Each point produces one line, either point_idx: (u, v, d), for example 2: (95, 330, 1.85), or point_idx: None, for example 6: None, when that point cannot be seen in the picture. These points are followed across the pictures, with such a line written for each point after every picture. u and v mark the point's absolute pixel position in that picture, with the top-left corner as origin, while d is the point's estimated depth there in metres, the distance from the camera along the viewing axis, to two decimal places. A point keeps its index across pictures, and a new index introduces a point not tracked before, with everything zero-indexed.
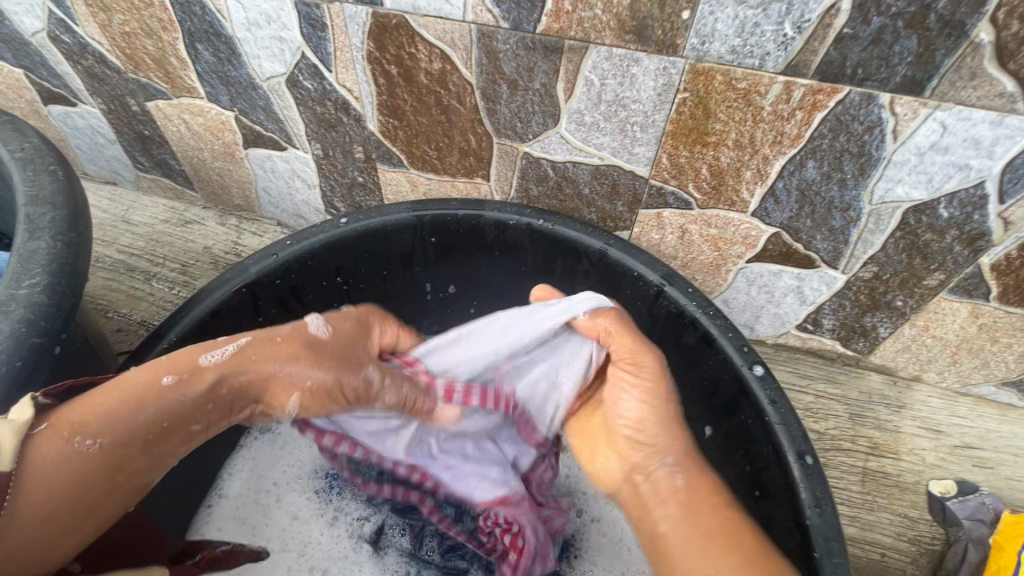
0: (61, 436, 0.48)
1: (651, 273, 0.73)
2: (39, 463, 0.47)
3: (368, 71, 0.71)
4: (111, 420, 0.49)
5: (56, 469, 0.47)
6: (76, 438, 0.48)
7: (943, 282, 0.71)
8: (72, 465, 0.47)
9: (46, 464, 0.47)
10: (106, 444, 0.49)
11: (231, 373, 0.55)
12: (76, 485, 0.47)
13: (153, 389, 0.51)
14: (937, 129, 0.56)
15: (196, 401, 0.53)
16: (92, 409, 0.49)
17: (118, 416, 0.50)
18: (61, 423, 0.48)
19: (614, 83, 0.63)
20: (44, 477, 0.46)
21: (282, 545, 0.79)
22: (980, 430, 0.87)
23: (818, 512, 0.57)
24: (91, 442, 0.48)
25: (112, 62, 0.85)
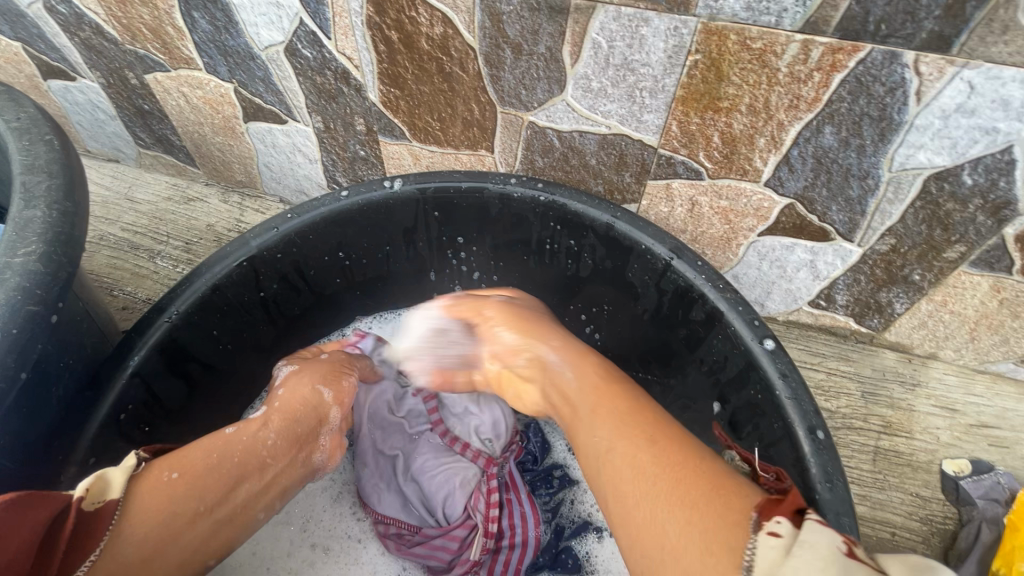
0: (156, 475, 0.54)
1: (659, 246, 0.70)
2: (138, 496, 0.52)
3: (367, 37, 0.69)
4: (194, 457, 0.56)
5: (151, 499, 0.52)
6: (165, 473, 0.54)
7: (964, 255, 0.69)
8: (163, 492, 0.53)
9: (146, 499, 0.52)
10: (191, 476, 0.55)
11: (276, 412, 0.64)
12: (169, 511, 0.52)
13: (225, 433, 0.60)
14: (964, 89, 0.53)
15: (263, 434, 0.61)
16: (185, 452, 0.57)
17: (199, 458, 0.56)
18: (159, 464, 0.55)
19: (622, 45, 0.60)
20: (144, 506, 0.52)
21: (288, 517, 0.79)
22: (998, 409, 0.84)
23: (829, 487, 0.56)
24: (177, 475, 0.54)
25: (109, 33, 0.83)
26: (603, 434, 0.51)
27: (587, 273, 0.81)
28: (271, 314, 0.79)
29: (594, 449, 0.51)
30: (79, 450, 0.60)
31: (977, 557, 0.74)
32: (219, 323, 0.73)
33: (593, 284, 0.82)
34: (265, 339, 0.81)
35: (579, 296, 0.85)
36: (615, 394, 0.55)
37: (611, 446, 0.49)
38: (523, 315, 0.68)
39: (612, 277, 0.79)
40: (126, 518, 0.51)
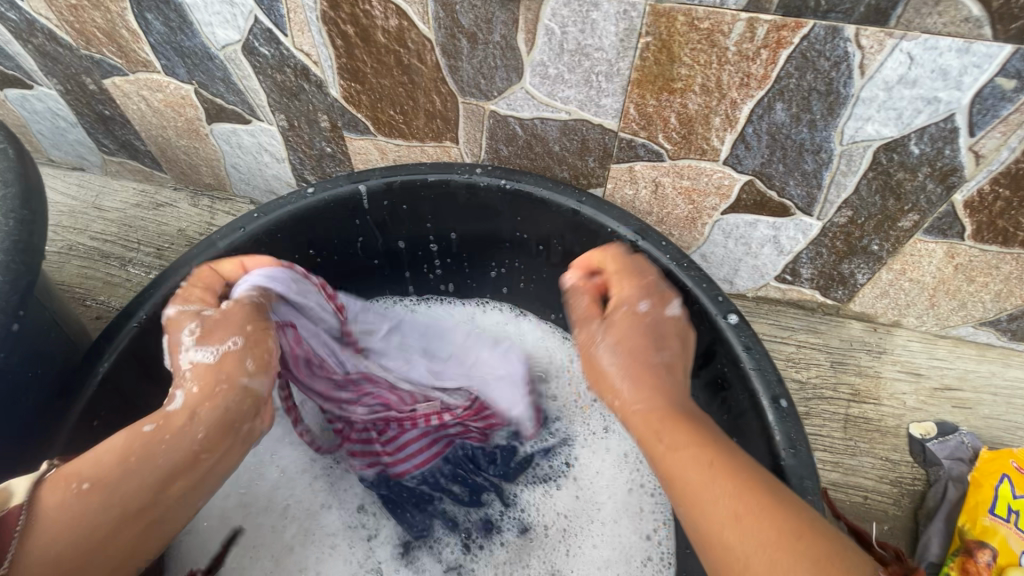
0: (60, 485, 0.48)
1: (624, 228, 0.72)
2: (49, 502, 0.47)
3: (324, 32, 0.69)
4: (101, 460, 0.49)
5: (62, 515, 0.46)
6: (74, 483, 0.48)
7: (917, 223, 0.71)
8: (73, 505, 0.47)
9: (50, 505, 0.47)
10: (104, 484, 0.48)
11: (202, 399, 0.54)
12: (85, 523, 0.47)
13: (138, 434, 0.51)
14: (904, 60, 0.55)
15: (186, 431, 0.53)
16: (86, 459, 0.50)
17: (109, 462, 0.49)
18: (60, 476, 0.49)
19: (575, 30, 0.61)
20: (50, 508, 0.47)
21: (266, 505, 0.77)
22: (959, 371, 0.87)
23: (792, 453, 0.58)
24: (87, 486, 0.48)
25: (62, 39, 0.82)
26: (676, 441, 0.50)
27: (558, 258, 0.82)
28: None
29: (659, 433, 0.51)
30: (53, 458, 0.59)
31: (943, 515, 0.76)
32: None
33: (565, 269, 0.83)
34: None
35: (552, 282, 0.86)
36: (703, 433, 0.50)
37: (664, 450, 0.50)
38: (642, 345, 0.58)
39: None
40: (35, 527, 0.46)
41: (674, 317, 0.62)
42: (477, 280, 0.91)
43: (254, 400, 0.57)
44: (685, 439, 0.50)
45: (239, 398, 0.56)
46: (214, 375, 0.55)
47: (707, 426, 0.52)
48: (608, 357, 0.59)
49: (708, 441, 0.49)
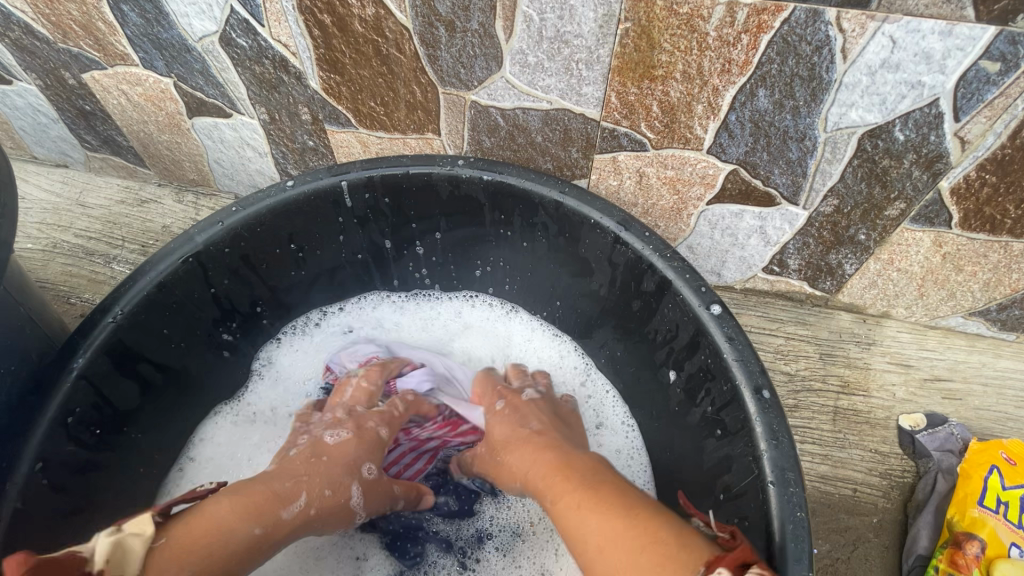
0: (175, 567, 0.50)
1: (607, 219, 0.71)
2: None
3: (300, 22, 0.68)
4: (207, 554, 0.52)
5: None
6: (186, 567, 0.50)
7: (904, 212, 0.70)
8: None
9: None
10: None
11: (310, 517, 0.60)
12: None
13: (249, 538, 0.55)
14: (887, 44, 0.54)
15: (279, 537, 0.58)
16: (193, 543, 0.52)
17: (209, 558, 0.52)
18: (168, 553, 0.50)
19: (553, 17, 0.60)
20: None
21: None
22: (950, 362, 0.87)
23: (774, 444, 0.57)
24: None
25: (39, 32, 0.81)
26: (548, 495, 0.58)
27: (543, 251, 0.81)
28: (224, 310, 0.78)
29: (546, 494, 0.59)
30: (26, 454, 0.58)
31: (933, 507, 0.75)
32: (169, 321, 0.72)
33: (550, 263, 0.82)
34: (219, 332, 0.80)
35: (537, 276, 0.85)
36: (577, 480, 0.56)
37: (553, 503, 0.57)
38: (515, 423, 0.69)
39: (566, 254, 0.79)
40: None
41: (528, 396, 0.74)
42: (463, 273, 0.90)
43: (347, 515, 0.64)
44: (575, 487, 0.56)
45: (337, 515, 0.63)
46: (323, 483, 0.62)
47: (583, 466, 0.59)
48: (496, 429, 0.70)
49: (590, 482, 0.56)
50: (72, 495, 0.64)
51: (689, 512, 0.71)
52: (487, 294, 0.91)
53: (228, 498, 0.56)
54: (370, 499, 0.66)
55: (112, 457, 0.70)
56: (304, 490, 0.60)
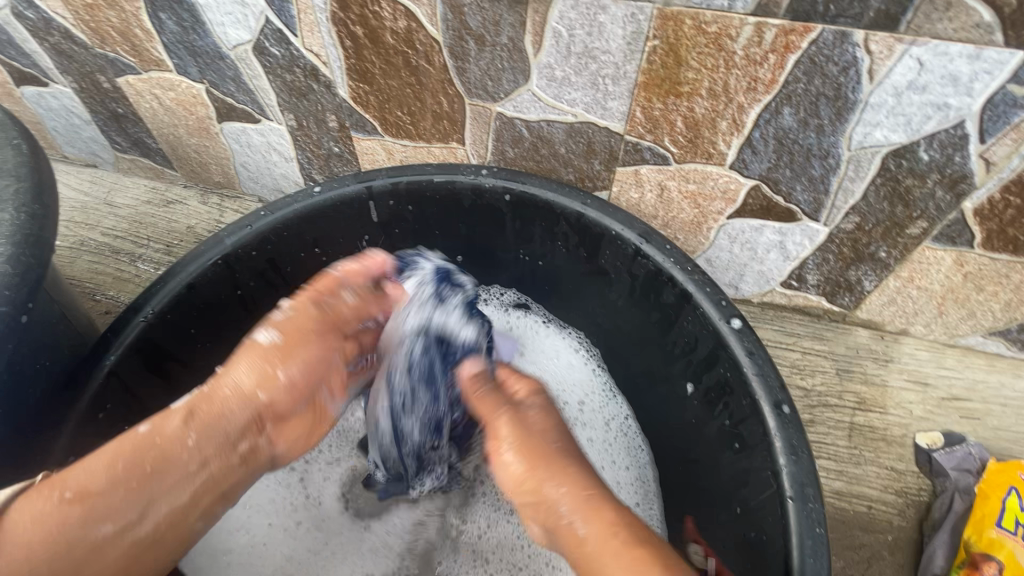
0: (43, 495, 0.50)
1: (628, 231, 0.71)
2: (20, 512, 0.49)
3: (333, 33, 0.70)
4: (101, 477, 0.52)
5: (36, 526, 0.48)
6: (55, 491, 0.50)
7: (926, 230, 0.70)
8: (50, 518, 0.49)
9: (28, 516, 0.49)
10: (86, 493, 0.51)
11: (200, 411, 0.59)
12: (63, 531, 0.49)
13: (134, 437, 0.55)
14: (914, 66, 0.54)
15: (172, 435, 0.56)
16: (81, 466, 0.52)
17: (98, 467, 0.52)
18: (46, 482, 0.51)
19: (582, 33, 0.61)
20: (24, 517, 0.49)
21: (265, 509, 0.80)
22: (968, 381, 0.86)
23: (793, 459, 0.57)
24: (69, 494, 0.50)
25: (78, 37, 0.83)
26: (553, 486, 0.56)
27: (561, 260, 0.82)
28: (249, 311, 0.80)
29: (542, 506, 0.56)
30: (59, 449, 0.60)
31: (949, 526, 0.75)
32: (196, 321, 0.73)
33: (568, 270, 0.83)
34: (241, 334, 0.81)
35: (554, 286, 0.87)
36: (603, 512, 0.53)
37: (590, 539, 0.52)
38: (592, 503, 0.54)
39: (586, 264, 0.80)
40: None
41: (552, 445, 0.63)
42: (480, 289, 0.93)
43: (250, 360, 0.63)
44: (603, 510, 0.53)
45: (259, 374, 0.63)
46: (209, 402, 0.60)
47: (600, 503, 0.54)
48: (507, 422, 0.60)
49: (626, 522, 0.52)
50: None
51: (697, 499, 0.73)
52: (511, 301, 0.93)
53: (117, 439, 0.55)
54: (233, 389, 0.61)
55: None
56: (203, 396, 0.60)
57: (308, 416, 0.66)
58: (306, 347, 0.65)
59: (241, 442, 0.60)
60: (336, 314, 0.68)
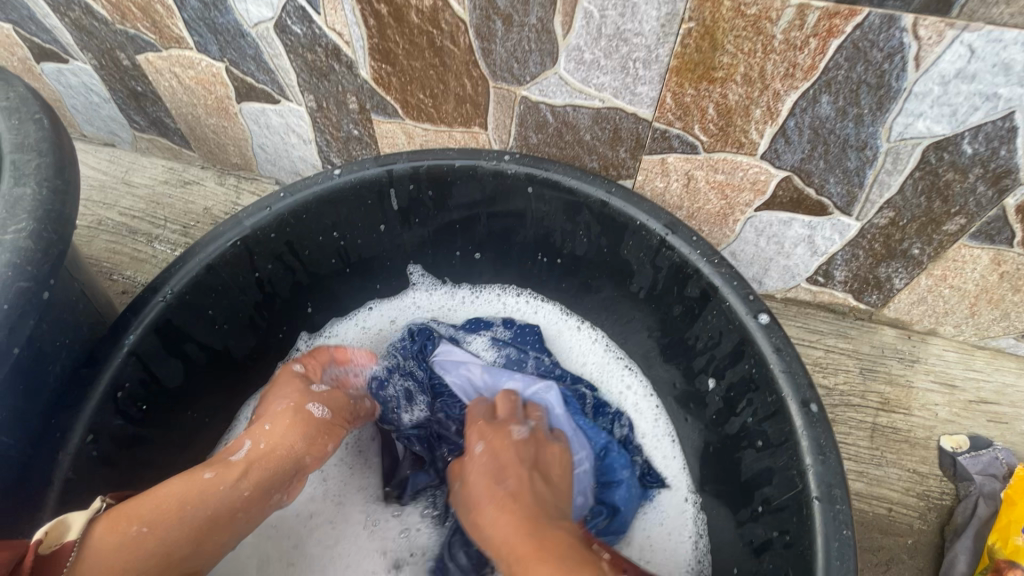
0: (119, 528, 0.55)
1: (653, 222, 0.69)
2: (99, 535, 0.54)
3: (357, 11, 0.68)
4: (164, 517, 0.56)
5: (112, 554, 0.53)
6: (132, 526, 0.55)
7: (964, 227, 0.68)
8: (128, 549, 0.54)
9: (104, 546, 0.53)
10: (158, 529, 0.56)
11: (258, 461, 0.64)
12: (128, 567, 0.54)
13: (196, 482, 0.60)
14: (964, 53, 0.52)
15: (232, 490, 0.61)
16: (146, 502, 0.57)
17: (168, 508, 0.57)
18: (118, 513, 0.56)
19: (614, 14, 0.59)
20: (102, 545, 0.53)
21: None
22: (997, 384, 0.84)
23: (821, 459, 0.56)
24: (144, 529, 0.55)
25: (98, 13, 0.82)
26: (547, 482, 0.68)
27: (582, 250, 0.80)
28: (265, 294, 0.79)
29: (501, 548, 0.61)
30: (78, 426, 0.60)
31: (973, 531, 0.74)
32: (214, 303, 0.73)
33: (589, 261, 0.81)
34: (259, 318, 0.80)
35: (574, 279, 0.86)
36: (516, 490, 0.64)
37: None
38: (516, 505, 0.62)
39: (608, 255, 0.78)
40: (82, 558, 0.52)
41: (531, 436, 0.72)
42: (496, 287, 0.92)
43: (301, 414, 0.69)
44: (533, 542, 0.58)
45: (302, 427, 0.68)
46: (263, 455, 0.65)
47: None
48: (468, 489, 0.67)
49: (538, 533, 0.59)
50: (118, 469, 0.67)
51: (718, 500, 0.72)
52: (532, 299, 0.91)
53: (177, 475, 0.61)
54: (274, 444, 0.66)
55: (157, 433, 0.72)
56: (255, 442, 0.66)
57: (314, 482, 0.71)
58: (338, 427, 0.72)
59: (273, 495, 0.66)
60: (360, 407, 0.77)
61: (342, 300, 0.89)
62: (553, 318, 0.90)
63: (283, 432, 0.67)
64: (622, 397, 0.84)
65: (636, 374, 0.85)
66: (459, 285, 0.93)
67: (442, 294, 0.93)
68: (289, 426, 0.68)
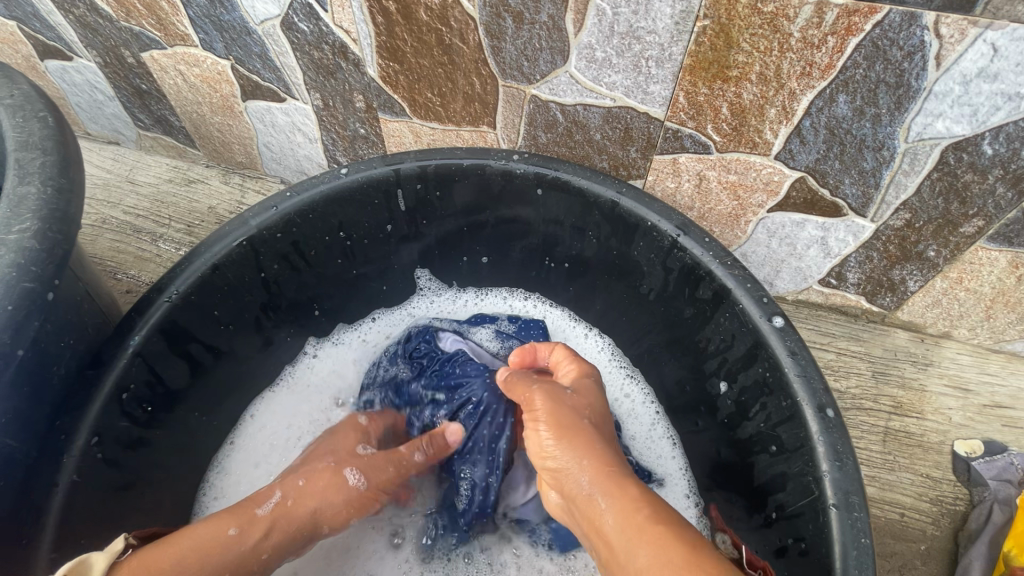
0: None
1: (665, 223, 0.68)
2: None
3: (364, 9, 0.67)
4: (189, 570, 0.55)
5: None
6: None
7: (981, 230, 0.67)
8: None
9: None
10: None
11: (285, 518, 0.64)
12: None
13: (224, 538, 0.59)
14: (987, 52, 0.51)
15: (256, 548, 0.61)
16: (173, 552, 0.55)
17: (195, 563, 0.56)
18: (143, 562, 0.53)
19: (627, 11, 0.58)
20: None
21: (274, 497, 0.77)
22: (1012, 389, 0.83)
23: (838, 466, 0.55)
24: None
25: (103, 10, 0.81)
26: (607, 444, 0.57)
27: (591, 251, 0.79)
28: (271, 294, 0.78)
29: (559, 478, 0.55)
30: (82, 428, 0.59)
31: (987, 538, 0.72)
32: (219, 303, 0.72)
33: (598, 263, 0.80)
34: (265, 318, 0.80)
35: (582, 281, 0.85)
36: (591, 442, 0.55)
37: (609, 514, 0.49)
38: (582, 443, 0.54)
39: (618, 256, 0.77)
40: None
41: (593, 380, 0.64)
42: (503, 291, 0.92)
43: (337, 475, 0.68)
44: (628, 486, 0.50)
45: (333, 488, 0.67)
46: (293, 504, 0.65)
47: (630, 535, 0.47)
48: (539, 398, 0.59)
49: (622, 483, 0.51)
50: (123, 470, 0.66)
51: (729, 505, 0.71)
52: (538, 303, 0.91)
53: (206, 519, 0.60)
54: (305, 501, 0.66)
55: (161, 435, 0.71)
56: (282, 491, 0.65)
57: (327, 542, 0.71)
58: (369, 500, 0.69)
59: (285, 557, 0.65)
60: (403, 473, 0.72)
61: (348, 301, 0.88)
62: (560, 322, 0.90)
63: (319, 491, 0.67)
64: (617, 400, 0.83)
65: (638, 382, 0.84)
66: (464, 290, 0.92)
67: (446, 299, 0.92)
68: (322, 480, 0.67)
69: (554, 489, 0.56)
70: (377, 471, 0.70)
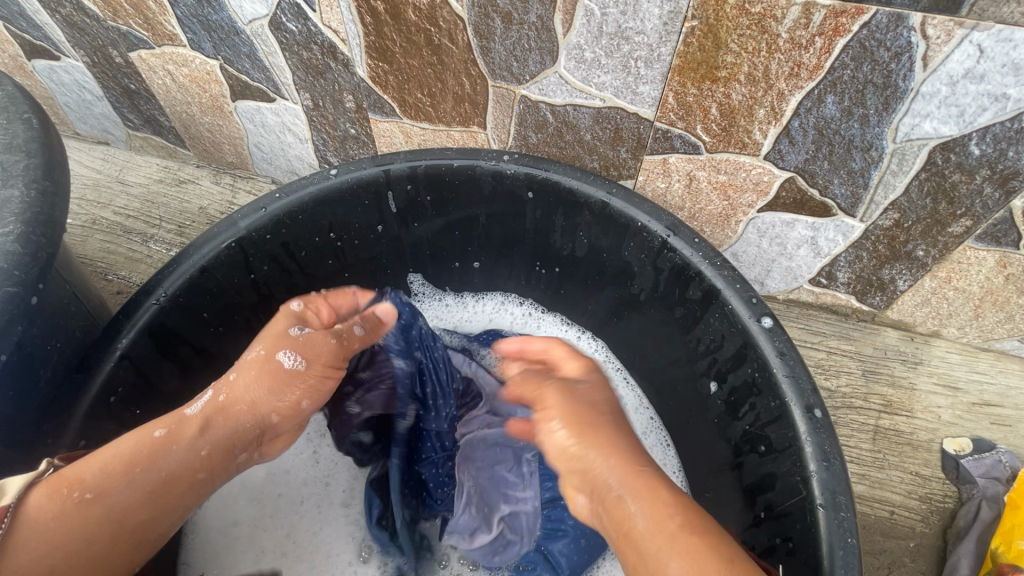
0: (60, 494, 0.52)
1: (655, 223, 0.68)
2: (42, 499, 0.51)
3: (353, 9, 0.67)
4: (109, 477, 0.53)
5: (51, 525, 0.51)
6: (75, 491, 0.52)
7: (970, 229, 0.67)
8: (72, 517, 0.51)
9: (43, 510, 0.51)
10: (105, 497, 0.53)
11: (216, 416, 0.59)
12: (77, 533, 0.51)
13: (148, 442, 0.56)
14: (973, 53, 0.51)
15: (190, 447, 0.57)
16: (91, 466, 0.54)
17: (117, 472, 0.54)
18: (62, 478, 0.53)
19: (615, 12, 0.57)
20: (42, 512, 0.51)
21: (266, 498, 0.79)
22: (1001, 387, 0.83)
23: (825, 466, 0.55)
24: (89, 495, 0.52)
25: (90, 10, 0.81)
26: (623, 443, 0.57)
27: (582, 252, 0.79)
28: (262, 296, 0.78)
29: (587, 479, 0.54)
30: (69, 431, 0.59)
31: (975, 535, 0.73)
32: (209, 305, 0.72)
33: (589, 263, 0.80)
34: (255, 319, 0.79)
35: (574, 282, 0.85)
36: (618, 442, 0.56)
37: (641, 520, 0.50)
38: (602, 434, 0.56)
39: (609, 257, 0.77)
40: (18, 522, 0.50)
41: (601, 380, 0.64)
42: (497, 294, 0.92)
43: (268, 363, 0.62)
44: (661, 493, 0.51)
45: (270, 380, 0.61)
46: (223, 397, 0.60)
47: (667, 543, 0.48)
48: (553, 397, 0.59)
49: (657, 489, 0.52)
50: None
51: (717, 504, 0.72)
52: (532, 306, 0.92)
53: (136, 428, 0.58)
54: (240, 395, 0.61)
55: None
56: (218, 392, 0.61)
57: (298, 428, 0.67)
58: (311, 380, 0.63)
59: (240, 454, 0.62)
60: (348, 347, 0.66)
61: None
62: (553, 324, 0.90)
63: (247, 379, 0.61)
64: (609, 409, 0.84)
65: (630, 388, 0.85)
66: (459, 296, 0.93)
67: (445, 305, 0.93)
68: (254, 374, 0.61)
69: (583, 492, 0.55)
70: (308, 350, 0.63)
